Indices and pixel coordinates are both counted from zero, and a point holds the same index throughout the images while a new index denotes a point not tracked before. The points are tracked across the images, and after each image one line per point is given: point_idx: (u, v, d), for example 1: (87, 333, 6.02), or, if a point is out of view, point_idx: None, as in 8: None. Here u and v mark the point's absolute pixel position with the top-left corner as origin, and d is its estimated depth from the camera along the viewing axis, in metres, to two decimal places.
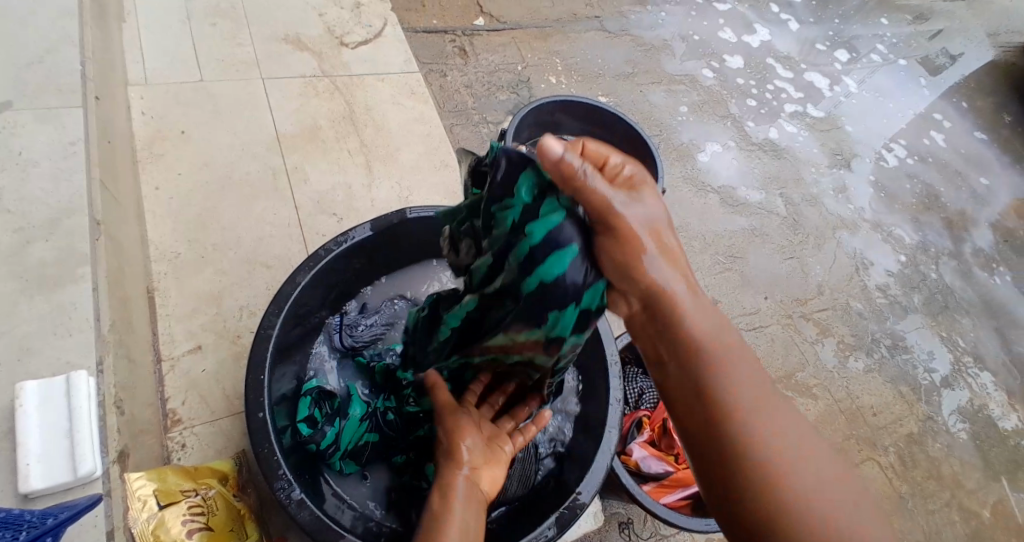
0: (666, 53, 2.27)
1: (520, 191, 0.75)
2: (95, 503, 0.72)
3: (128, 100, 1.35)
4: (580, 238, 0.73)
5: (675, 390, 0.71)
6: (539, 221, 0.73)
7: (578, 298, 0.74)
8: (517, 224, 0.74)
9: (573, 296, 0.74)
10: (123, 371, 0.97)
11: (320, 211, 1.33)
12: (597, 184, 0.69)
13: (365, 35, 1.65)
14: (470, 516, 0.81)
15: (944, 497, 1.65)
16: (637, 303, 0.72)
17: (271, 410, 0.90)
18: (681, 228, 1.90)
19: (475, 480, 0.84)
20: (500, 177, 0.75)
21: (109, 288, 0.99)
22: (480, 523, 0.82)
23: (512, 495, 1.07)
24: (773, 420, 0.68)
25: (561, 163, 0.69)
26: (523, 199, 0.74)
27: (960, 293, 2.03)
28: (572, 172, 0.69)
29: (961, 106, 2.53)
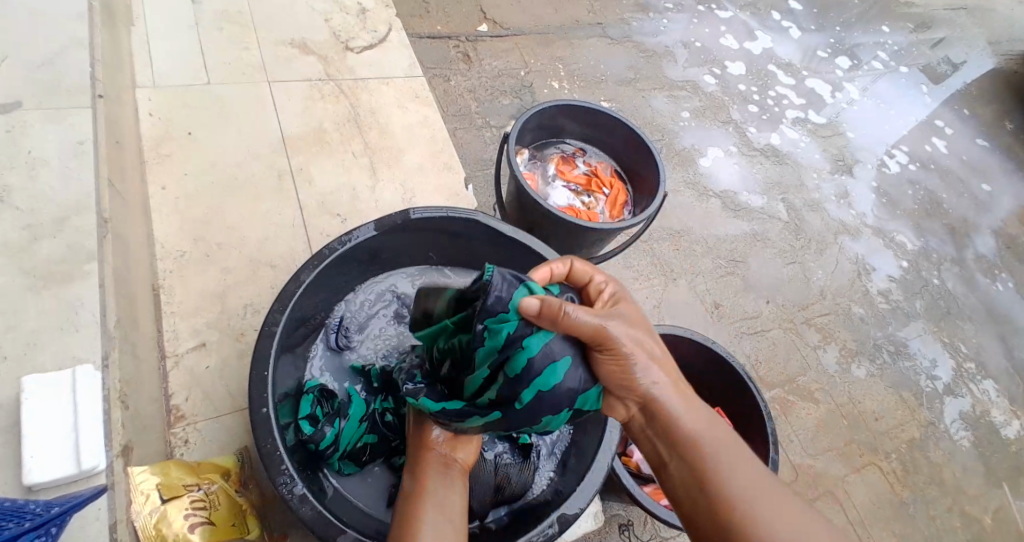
0: (668, 59, 2.29)
1: (513, 310, 0.78)
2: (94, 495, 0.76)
3: (136, 102, 1.37)
4: (572, 350, 0.80)
5: (675, 484, 0.78)
6: (534, 337, 0.78)
7: (573, 400, 0.82)
8: (512, 341, 0.79)
9: (569, 400, 0.82)
10: (128, 368, 0.99)
11: (324, 212, 1.35)
12: (583, 316, 0.76)
13: (370, 40, 1.67)
14: (441, 487, 0.86)
15: (946, 502, 1.65)
16: (634, 406, 0.81)
17: (274, 406, 0.91)
18: (683, 232, 1.91)
19: (447, 454, 0.90)
20: (492, 301, 0.78)
21: (116, 286, 1.01)
22: (457, 490, 0.87)
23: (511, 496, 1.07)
24: (766, 506, 0.73)
25: (547, 312, 0.75)
26: (517, 318, 0.78)
27: (961, 299, 2.03)
28: (558, 315, 0.75)
29: (962, 113, 2.54)
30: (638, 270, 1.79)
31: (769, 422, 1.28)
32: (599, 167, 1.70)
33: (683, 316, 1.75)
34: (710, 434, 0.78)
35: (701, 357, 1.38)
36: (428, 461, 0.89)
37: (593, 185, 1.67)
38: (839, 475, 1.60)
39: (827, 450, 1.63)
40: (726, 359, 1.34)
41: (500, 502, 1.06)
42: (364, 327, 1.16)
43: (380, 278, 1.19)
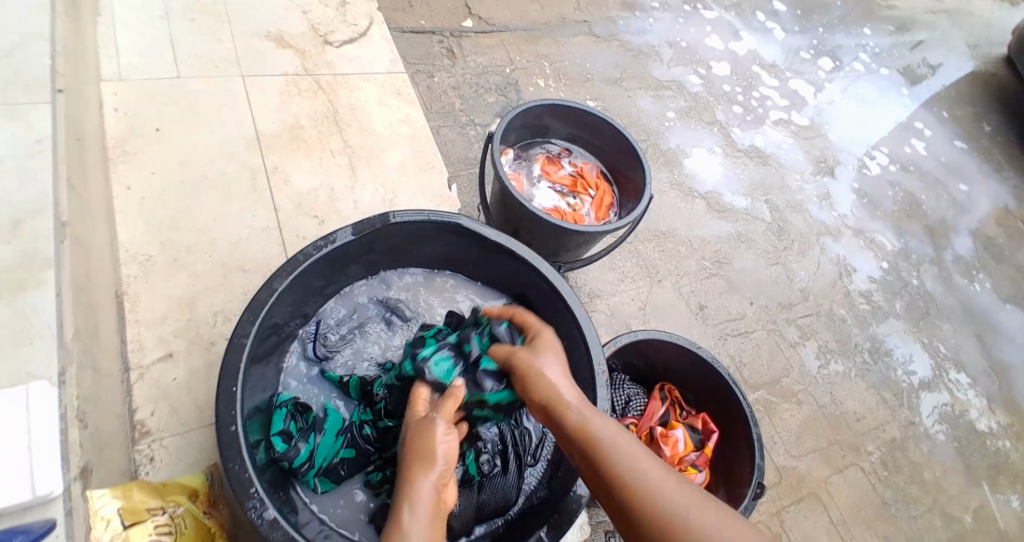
0: (653, 58, 2.27)
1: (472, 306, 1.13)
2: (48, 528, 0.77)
3: (101, 96, 1.30)
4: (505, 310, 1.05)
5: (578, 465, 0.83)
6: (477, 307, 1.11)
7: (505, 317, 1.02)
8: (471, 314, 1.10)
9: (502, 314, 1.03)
10: (88, 382, 0.93)
11: (300, 213, 1.30)
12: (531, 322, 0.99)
13: (351, 35, 1.62)
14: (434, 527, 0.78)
15: (927, 502, 1.65)
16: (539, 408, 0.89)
17: (243, 423, 0.86)
18: (668, 233, 1.88)
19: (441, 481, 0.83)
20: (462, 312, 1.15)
21: (74, 295, 0.95)
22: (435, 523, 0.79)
23: (495, 511, 1.03)
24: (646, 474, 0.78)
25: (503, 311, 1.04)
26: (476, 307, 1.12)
27: (941, 300, 2.04)
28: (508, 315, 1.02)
29: (941, 114, 2.55)
30: (623, 271, 1.76)
31: (755, 428, 1.25)
32: (585, 167, 1.67)
33: (668, 319, 1.73)
34: (624, 443, 0.81)
35: (687, 362, 1.35)
36: (423, 486, 0.80)
37: (578, 186, 1.64)
38: (822, 477, 1.60)
39: (811, 452, 1.63)
40: (712, 365, 1.31)
41: (483, 518, 1.02)
42: (343, 335, 1.12)
43: (359, 284, 1.15)
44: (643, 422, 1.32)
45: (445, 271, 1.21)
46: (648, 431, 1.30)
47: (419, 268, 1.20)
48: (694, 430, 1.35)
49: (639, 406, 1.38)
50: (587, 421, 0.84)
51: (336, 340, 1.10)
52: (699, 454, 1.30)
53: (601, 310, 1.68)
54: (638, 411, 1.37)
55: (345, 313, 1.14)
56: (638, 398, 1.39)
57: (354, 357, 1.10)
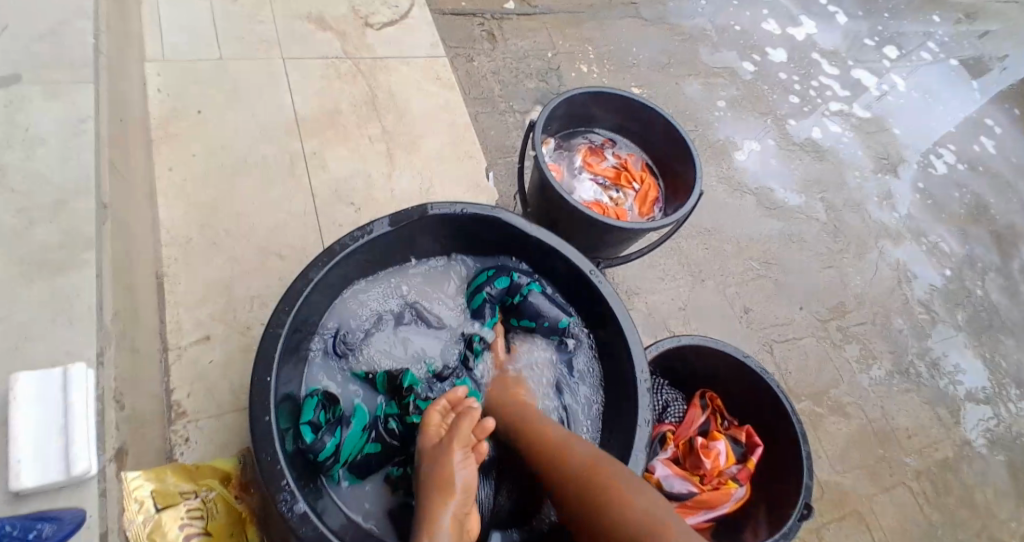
0: (704, 45, 2.16)
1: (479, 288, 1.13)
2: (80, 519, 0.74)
3: (144, 76, 1.30)
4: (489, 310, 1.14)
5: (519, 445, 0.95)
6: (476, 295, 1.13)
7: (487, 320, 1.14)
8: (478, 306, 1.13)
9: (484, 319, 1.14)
10: (126, 363, 0.93)
11: (337, 199, 1.27)
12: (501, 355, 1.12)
13: (391, 16, 1.58)
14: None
15: (978, 527, 1.56)
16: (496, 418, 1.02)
17: (276, 413, 0.84)
18: (714, 230, 1.81)
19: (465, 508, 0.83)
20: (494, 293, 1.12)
21: (114, 276, 0.94)
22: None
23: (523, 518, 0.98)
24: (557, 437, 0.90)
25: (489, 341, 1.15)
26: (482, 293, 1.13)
27: (1005, 313, 1.91)
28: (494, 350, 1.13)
29: (1013, 112, 2.38)
30: (664, 269, 1.70)
31: (803, 445, 1.19)
32: (629, 159, 1.61)
33: (709, 321, 1.66)
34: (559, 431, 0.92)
35: (730, 369, 1.29)
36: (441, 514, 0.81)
37: (622, 178, 1.58)
38: (866, 494, 1.52)
39: (856, 467, 1.55)
40: (760, 374, 1.25)
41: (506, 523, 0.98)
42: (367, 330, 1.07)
43: (386, 274, 1.10)
44: (681, 429, 1.28)
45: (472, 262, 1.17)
46: (686, 439, 1.26)
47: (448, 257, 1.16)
48: (737, 443, 1.29)
49: (677, 412, 1.32)
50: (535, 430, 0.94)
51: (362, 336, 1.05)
52: (742, 468, 1.24)
53: (639, 308, 1.62)
54: (676, 417, 1.32)
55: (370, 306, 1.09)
56: (677, 404, 1.33)
57: (374, 356, 1.07)
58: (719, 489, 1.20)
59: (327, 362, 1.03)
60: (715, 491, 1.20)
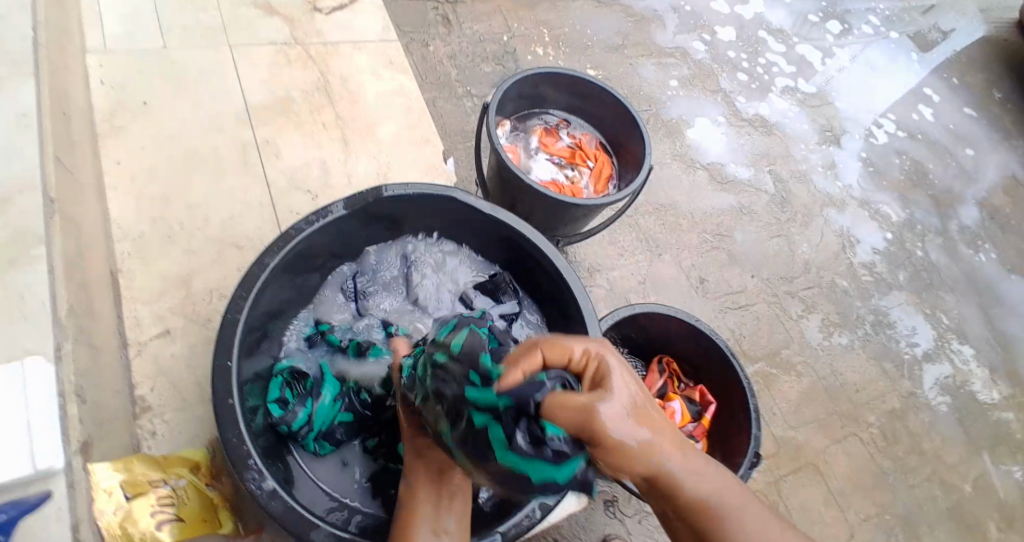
0: (655, 25, 2.20)
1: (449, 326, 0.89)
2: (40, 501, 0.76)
3: (87, 70, 1.28)
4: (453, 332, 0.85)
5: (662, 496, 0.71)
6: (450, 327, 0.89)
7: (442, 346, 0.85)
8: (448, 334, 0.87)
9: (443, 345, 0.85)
10: (84, 358, 0.92)
11: (294, 188, 1.28)
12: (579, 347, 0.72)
13: (341, 2, 1.58)
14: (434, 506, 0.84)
15: (925, 472, 1.65)
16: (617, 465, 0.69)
17: (240, 394, 0.85)
18: (669, 205, 1.86)
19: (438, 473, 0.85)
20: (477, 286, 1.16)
21: (67, 272, 0.94)
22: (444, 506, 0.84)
23: None
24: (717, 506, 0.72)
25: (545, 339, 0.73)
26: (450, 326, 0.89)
27: (945, 271, 2.02)
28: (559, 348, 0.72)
29: (951, 80, 2.49)
30: (623, 245, 1.74)
31: (752, 399, 1.26)
32: (584, 139, 1.64)
33: (667, 292, 1.72)
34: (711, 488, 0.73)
35: (683, 334, 1.35)
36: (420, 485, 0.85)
37: (577, 157, 1.61)
38: (820, 448, 1.60)
39: (810, 423, 1.63)
40: (710, 336, 1.30)
41: None
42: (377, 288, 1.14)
43: (400, 244, 1.16)
44: None
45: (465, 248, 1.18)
46: None
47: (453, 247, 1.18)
48: (691, 402, 1.37)
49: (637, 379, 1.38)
50: (672, 467, 0.70)
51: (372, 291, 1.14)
52: (696, 426, 1.33)
53: (600, 284, 1.67)
54: None
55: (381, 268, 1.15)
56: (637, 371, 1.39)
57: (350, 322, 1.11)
58: None
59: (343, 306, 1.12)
60: None
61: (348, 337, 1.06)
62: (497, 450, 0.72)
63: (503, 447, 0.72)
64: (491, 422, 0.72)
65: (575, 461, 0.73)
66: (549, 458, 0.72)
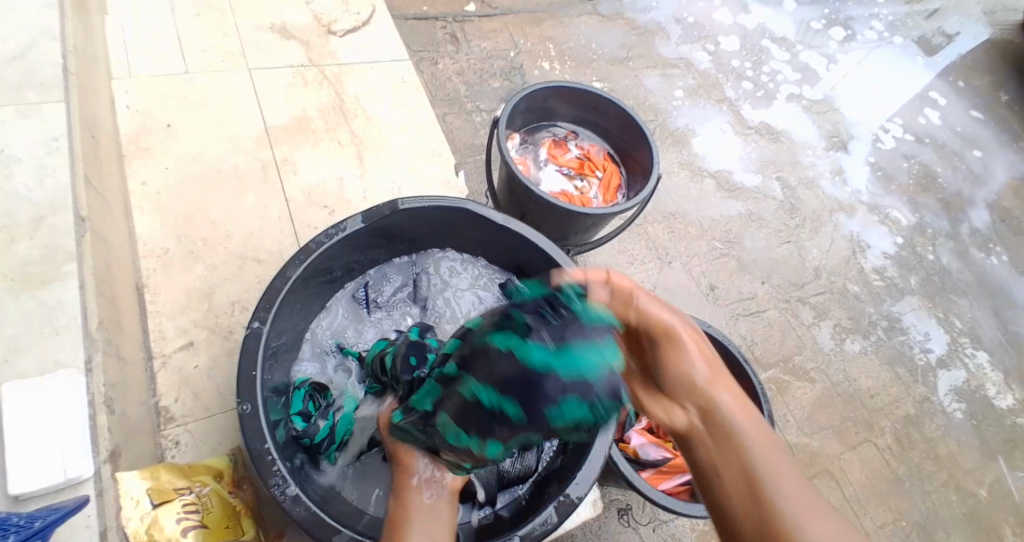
0: (660, 37, 2.24)
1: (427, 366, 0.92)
2: (82, 503, 0.80)
3: (112, 94, 1.33)
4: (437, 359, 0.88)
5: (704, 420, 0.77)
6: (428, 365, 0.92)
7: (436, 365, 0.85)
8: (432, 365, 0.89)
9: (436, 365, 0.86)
10: (114, 370, 0.95)
11: (311, 204, 1.31)
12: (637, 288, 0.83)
13: (353, 23, 1.63)
14: (433, 529, 0.76)
15: (941, 477, 1.65)
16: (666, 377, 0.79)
17: (263, 401, 0.88)
18: (678, 214, 1.88)
19: (433, 483, 0.80)
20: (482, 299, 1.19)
21: (96, 287, 0.97)
22: (440, 521, 0.77)
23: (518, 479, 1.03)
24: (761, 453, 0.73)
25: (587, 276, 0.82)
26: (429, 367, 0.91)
27: (956, 275, 2.02)
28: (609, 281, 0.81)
29: (957, 85, 2.50)
30: (633, 254, 1.77)
31: (764, 403, 1.27)
32: (592, 150, 1.66)
33: (677, 300, 1.73)
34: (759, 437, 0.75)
35: None
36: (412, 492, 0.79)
37: (585, 168, 1.64)
38: (834, 452, 1.60)
39: (823, 428, 1.64)
40: (721, 342, 1.32)
41: (506, 485, 1.03)
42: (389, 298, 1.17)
43: (408, 258, 1.19)
44: None
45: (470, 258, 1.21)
46: None
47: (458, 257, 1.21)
48: None
49: None
50: (734, 418, 0.76)
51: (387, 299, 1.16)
52: None
53: None
54: None
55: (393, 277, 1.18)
56: None
57: (367, 334, 1.14)
58: None
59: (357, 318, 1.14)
60: None
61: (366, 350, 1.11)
62: (519, 354, 0.67)
63: (524, 342, 0.67)
64: (510, 331, 0.70)
65: (607, 363, 0.66)
66: (569, 341, 0.66)
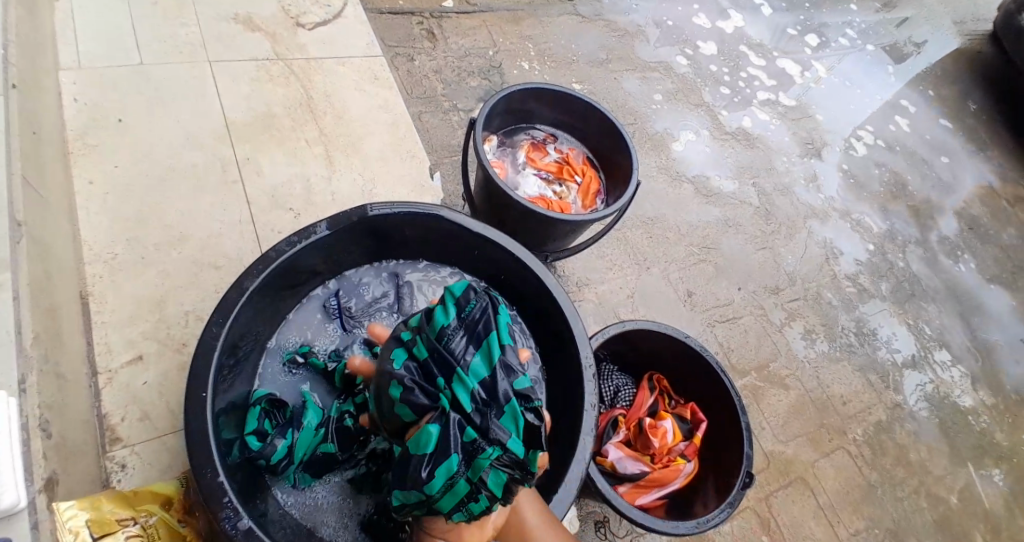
0: (639, 39, 2.21)
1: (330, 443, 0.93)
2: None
3: (59, 86, 1.24)
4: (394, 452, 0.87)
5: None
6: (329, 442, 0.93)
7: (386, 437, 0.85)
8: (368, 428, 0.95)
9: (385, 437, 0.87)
10: (51, 389, 0.87)
11: (276, 206, 1.25)
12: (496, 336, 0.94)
13: (324, 16, 1.56)
14: None
15: (913, 484, 1.65)
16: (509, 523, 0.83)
17: (213, 422, 0.81)
18: (656, 219, 1.85)
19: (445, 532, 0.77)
20: None
21: (32, 297, 0.89)
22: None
23: None
24: None
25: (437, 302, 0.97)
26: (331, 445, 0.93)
27: (926, 281, 2.03)
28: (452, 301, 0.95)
29: (927, 93, 2.53)
30: (611, 259, 1.73)
31: (743, 416, 1.24)
32: (571, 153, 1.62)
33: (655, 306, 1.70)
34: None
35: (673, 349, 1.33)
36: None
37: (564, 172, 1.60)
38: (809, 460, 1.59)
39: (797, 435, 1.62)
40: (699, 353, 1.29)
41: None
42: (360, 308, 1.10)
43: (379, 263, 1.13)
44: (632, 412, 1.32)
45: (443, 266, 1.15)
46: (636, 421, 1.30)
47: (432, 265, 1.15)
48: (683, 420, 1.34)
49: (628, 397, 1.38)
50: None
51: (358, 309, 1.09)
52: (689, 444, 1.29)
53: (589, 298, 1.65)
54: (627, 401, 1.37)
55: (364, 283, 1.11)
56: (627, 389, 1.39)
57: (334, 342, 1.06)
58: (669, 467, 1.25)
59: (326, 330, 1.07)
60: (665, 469, 1.24)
61: (332, 360, 1.03)
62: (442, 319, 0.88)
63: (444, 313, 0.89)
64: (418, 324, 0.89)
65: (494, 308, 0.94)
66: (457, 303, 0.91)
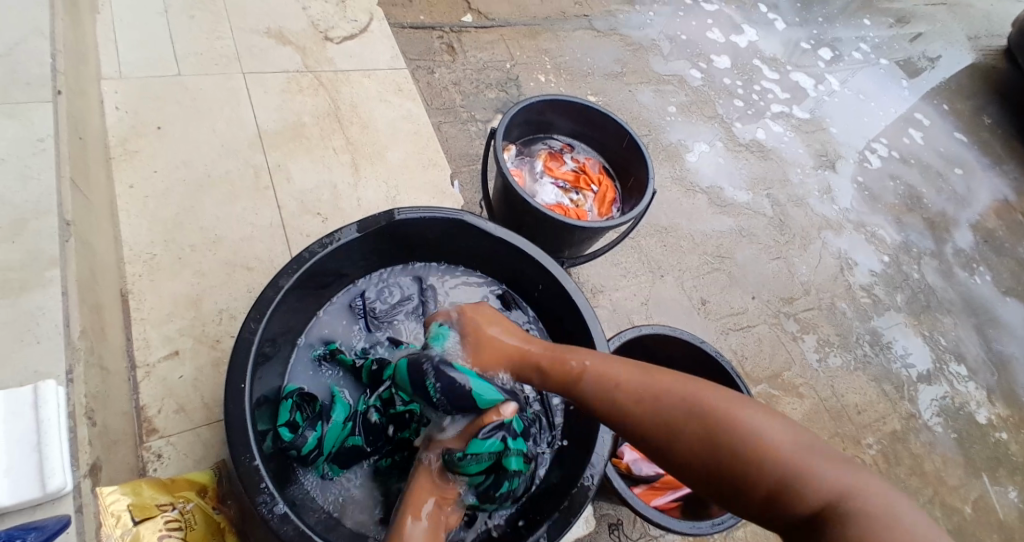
0: (654, 54, 2.25)
1: (355, 436, 0.97)
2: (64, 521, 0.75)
3: (101, 95, 1.30)
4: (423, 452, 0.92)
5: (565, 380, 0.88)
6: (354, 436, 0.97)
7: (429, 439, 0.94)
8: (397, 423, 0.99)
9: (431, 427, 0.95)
10: (96, 380, 0.92)
11: (304, 211, 1.29)
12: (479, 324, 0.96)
13: (351, 30, 1.61)
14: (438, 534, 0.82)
15: (928, 494, 1.66)
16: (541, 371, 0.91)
17: (251, 412, 0.85)
18: (671, 228, 1.88)
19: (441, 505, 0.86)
20: None
21: (80, 292, 0.94)
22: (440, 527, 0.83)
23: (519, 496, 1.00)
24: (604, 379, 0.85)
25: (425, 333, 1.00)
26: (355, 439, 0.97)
27: (941, 293, 2.04)
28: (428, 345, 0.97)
29: (942, 107, 2.54)
30: (625, 267, 1.76)
31: None
32: (587, 163, 1.67)
33: (669, 313, 1.73)
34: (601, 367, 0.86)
35: (687, 354, 1.36)
36: (426, 498, 0.85)
37: (581, 181, 1.64)
38: None
39: None
40: (714, 358, 1.32)
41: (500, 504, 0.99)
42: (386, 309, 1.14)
43: (404, 266, 1.17)
44: None
45: (465, 269, 1.19)
46: None
47: (455, 269, 1.19)
48: None
49: None
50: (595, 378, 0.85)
51: (383, 310, 1.13)
52: None
53: (604, 305, 1.68)
54: None
55: (389, 285, 1.15)
56: None
57: (360, 341, 1.10)
58: None
59: (353, 329, 1.11)
60: None
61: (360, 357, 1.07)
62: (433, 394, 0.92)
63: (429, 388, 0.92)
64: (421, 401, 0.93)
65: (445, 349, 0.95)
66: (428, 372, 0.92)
